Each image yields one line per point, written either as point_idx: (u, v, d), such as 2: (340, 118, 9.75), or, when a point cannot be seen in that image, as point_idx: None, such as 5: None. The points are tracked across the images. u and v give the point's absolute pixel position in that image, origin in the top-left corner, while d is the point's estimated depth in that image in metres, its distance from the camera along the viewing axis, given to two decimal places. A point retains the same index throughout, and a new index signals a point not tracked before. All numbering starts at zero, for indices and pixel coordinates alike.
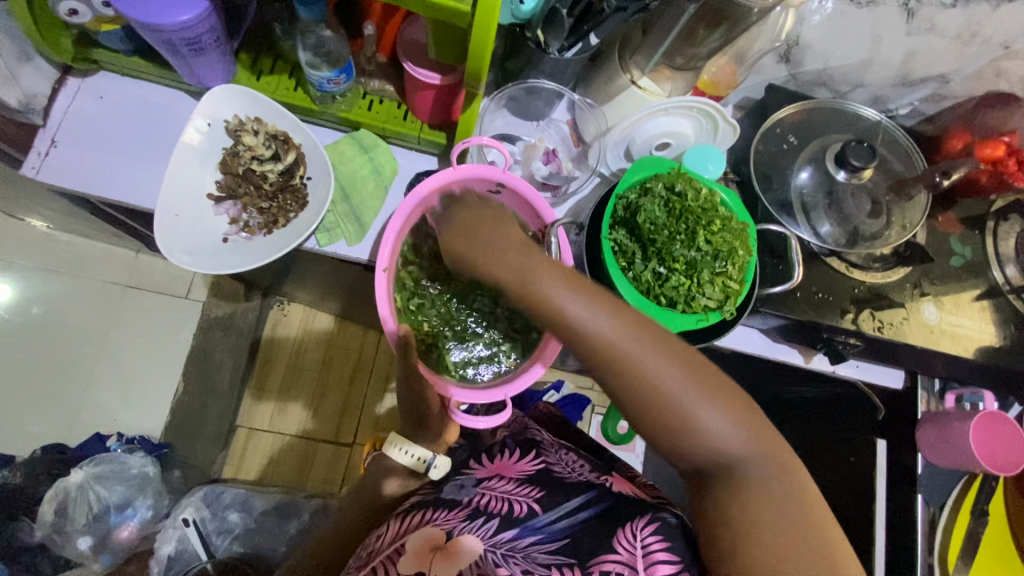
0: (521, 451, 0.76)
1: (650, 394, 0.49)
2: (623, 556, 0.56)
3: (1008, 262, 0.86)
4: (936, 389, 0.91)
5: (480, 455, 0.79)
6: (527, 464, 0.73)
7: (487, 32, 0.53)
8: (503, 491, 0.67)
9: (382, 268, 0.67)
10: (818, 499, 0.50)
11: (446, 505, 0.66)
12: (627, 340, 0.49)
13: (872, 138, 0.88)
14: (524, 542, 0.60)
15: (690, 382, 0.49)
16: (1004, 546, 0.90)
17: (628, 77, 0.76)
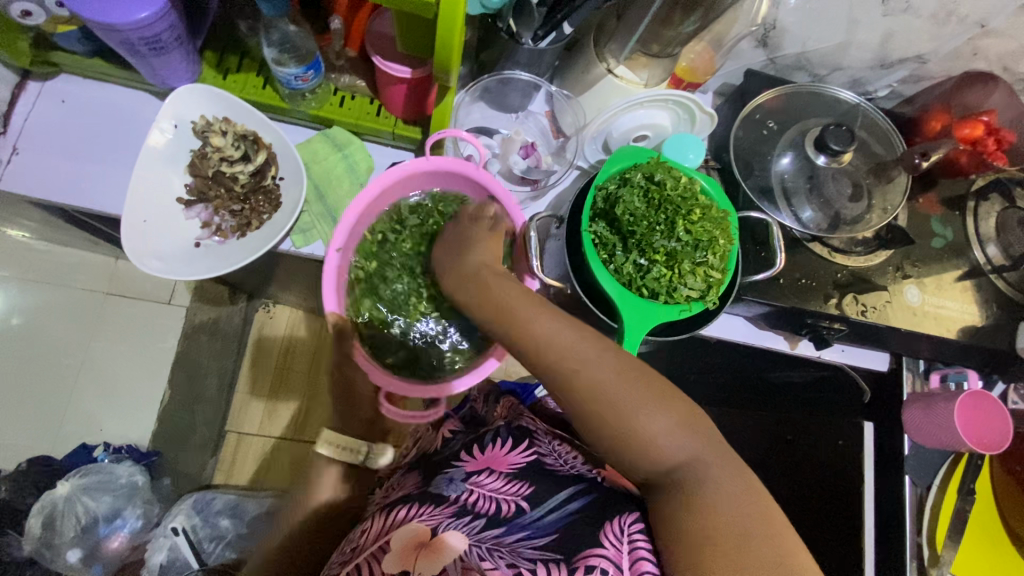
0: (513, 441, 0.72)
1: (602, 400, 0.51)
2: (610, 552, 0.55)
3: (988, 242, 0.87)
4: (920, 368, 0.91)
5: (472, 443, 0.75)
6: (518, 456, 0.70)
7: (453, 23, 0.52)
8: (493, 489, 0.64)
9: (337, 248, 0.66)
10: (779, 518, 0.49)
11: (433, 501, 0.64)
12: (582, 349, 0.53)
13: (852, 120, 0.87)
14: (511, 538, 0.58)
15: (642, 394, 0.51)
16: (991, 522, 0.91)
17: (604, 66, 0.75)
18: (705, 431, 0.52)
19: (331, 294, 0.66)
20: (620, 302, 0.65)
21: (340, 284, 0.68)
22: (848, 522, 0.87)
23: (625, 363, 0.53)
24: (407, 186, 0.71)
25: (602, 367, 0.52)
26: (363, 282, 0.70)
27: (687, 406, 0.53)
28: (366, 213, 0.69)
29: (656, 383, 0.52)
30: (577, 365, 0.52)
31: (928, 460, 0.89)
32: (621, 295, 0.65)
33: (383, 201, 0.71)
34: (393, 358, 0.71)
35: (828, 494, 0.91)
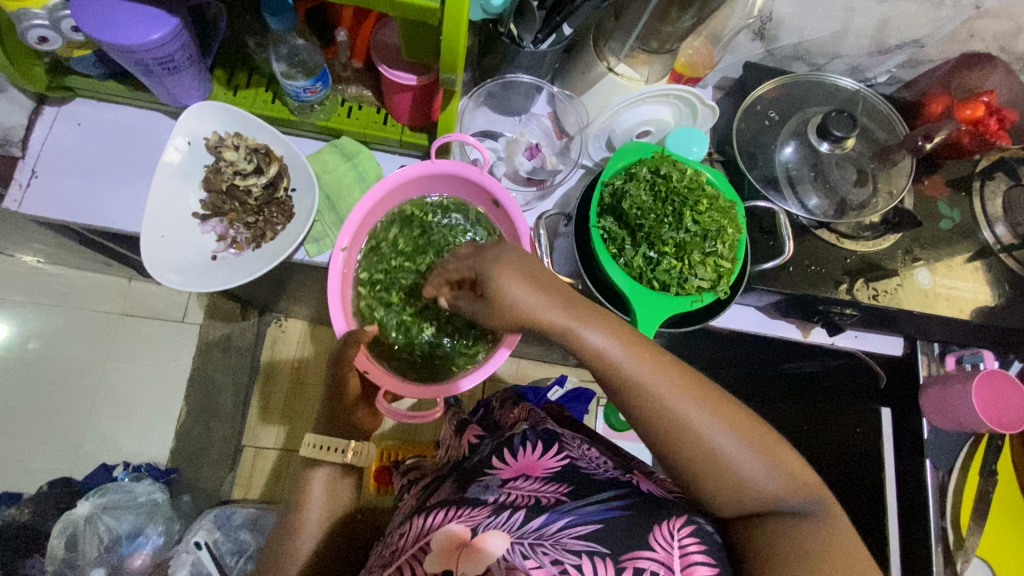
0: (543, 445, 0.72)
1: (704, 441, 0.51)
2: (660, 554, 0.55)
3: (996, 221, 0.88)
4: (935, 352, 0.91)
5: (501, 447, 0.74)
6: (551, 460, 0.70)
7: (459, 28, 0.52)
8: (529, 489, 0.64)
9: (342, 249, 0.65)
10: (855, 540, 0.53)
11: (470, 503, 0.63)
12: (672, 392, 0.51)
13: (853, 107, 0.88)
14: (553, 527, 0.58)
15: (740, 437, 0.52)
16: (1016, 503, 0.90)
17: (604, 65, 0.75)
18: (790, 461, 0.53)
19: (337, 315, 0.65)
20: (630, 294, 0.65)
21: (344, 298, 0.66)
22: (873, 509, 0.87)
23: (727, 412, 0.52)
24: (413, 188, 0.70)
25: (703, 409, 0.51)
26: (382, 249, 0.70)
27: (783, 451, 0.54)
28: (384, 202, 0.69)
29: (748, 422, 0.53)
30: (674, 409, 0.51)
31: (948, 442, 0.89)
32: (632, 288, 0.66)
33: (396, 198, 0.70)
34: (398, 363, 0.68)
35: (852, 481, 0.91)
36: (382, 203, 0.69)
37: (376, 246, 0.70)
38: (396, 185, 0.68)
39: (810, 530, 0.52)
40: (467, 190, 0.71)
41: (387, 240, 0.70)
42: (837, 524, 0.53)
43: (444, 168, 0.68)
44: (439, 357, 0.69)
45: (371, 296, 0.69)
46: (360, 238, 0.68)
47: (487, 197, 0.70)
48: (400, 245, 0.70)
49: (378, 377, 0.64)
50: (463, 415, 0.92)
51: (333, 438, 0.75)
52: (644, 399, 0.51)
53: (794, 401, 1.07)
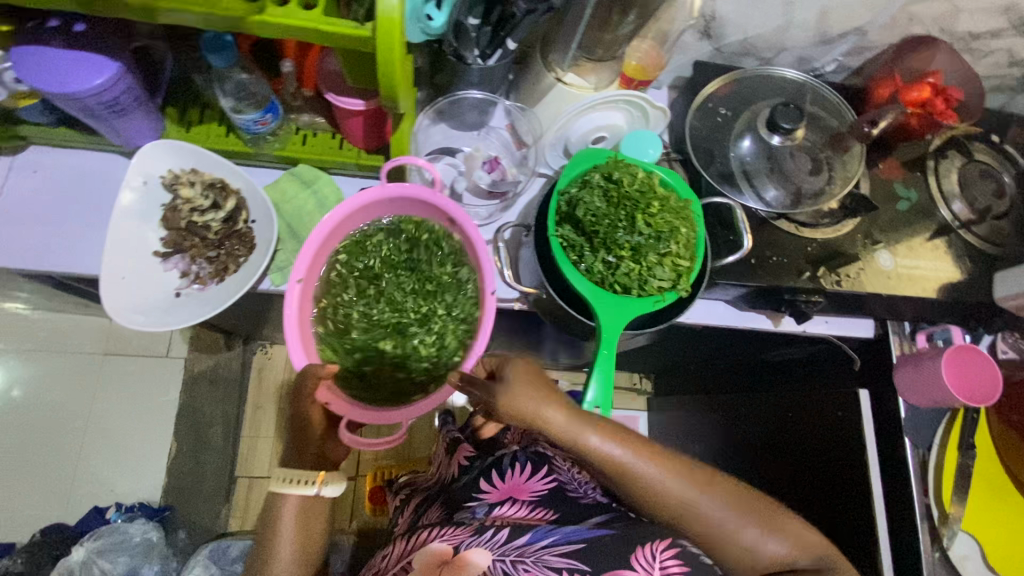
0: (531, 467, 0.74)
1: (709, 528, 0.55)
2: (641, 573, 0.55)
3: (953, 199, 0.89)
4: (907, 330, 0.93)
5: (489, 468, 0.76)
6: (539, 483, 0.72)
7: (392, 55, 0.52)
8: (517, 516, 0.67)
9: (298, 280, 0.65)
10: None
11: (453, 524, 0.65)
12: (677, 490, 0.54)
13: (803, 97, 0.89)
14: (537, 545, 0.59)
15: (743, 518, 0.55)
16: (997, 474, 0.91)
17: (553, 76, 0.76)
18: (799, 531, 0.57)
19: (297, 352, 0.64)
20: (593, 302, 0.66)
21: (305, 335, 0.66)
22: (859, 492, 0.88)
23: (728, 492, 0.55)
24: (368, 212, 0.71)
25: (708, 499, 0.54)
26: (346, 275, 0.71)
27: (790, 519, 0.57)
28: (343, 227, 0.70)
29: (752, 502, 0.56)
30: (684, 504, 0.54)
31: (926, 420, 0.90)
32: (594, 293, 0.67)
33: (353, 222, 0.71)
34: (362, 391, 0.68)
35: (836, 465, 0.92)
36: (340, 229, 0.69)
37: (339, 272, 0.70)
38: (355, 209, 0.68)
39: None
40: (424, 212, 0.72)
41: (349, 265, 0.71)
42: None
43: (400, 191, 0.69)
44: (408, 382, 0.69)
45: (335, 325, 0.70)
46: (317, 268, 0.68)
47: (440, 216, 0.71)
48: (361, 270, 0.71)
49: (343, 408, 0.64)
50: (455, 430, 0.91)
51: (301, 470, 0.68)
52: (655, 501, 0.55)
53: (772, 395, 1.07)
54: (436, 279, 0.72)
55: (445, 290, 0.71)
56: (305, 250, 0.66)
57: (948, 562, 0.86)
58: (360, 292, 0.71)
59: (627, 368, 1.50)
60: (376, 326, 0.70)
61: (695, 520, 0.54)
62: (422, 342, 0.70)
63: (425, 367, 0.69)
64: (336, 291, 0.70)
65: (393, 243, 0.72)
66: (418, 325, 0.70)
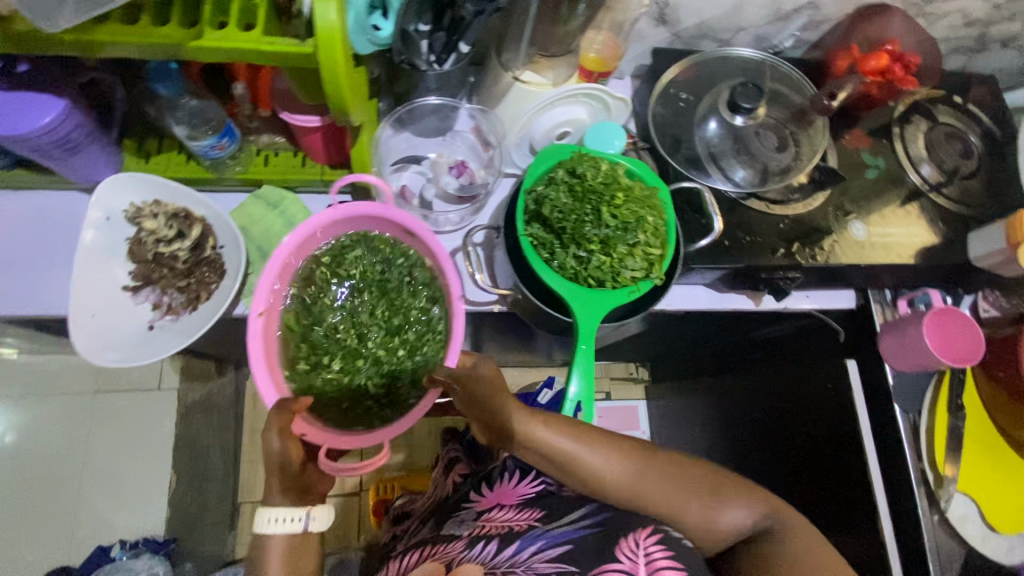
0: (520, 473, 0.75)
1: (665, 503, 0.59)
2: (626, 565, 0.55)
3: (921, 163, 0.90)
4: (888, 298, 0.93)
5: (481, 483, 0.79)
6: (527, 486, 0.72)
7: (337, 68, 0.51)
8: (504, 519, 0.68)
9: (258, 312, 0.65)
10: (830, 557, 0.58)
11: (446, 540, 0.69)
12: (626, 472, 0.59)
13: (762, 76, 0.89)
14: (524, 554, 0.60)
15: (693, 489, 0.60)
16: (987, 431, 0.92)
17: (510, 75, 0.74)
18: (750, 495, 0.61)
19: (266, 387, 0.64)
20: (569, 299, 0.66)
21: (272, 369, 0.65)
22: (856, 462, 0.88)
23: (674, 468, 0.61)
24: (325, 233, 0.70)
25: (656, 476, 0.59)
26: (315, 292, 0.70)
27: (741, 485, 0.62)
28: (307, 242, 0.69)
29: (700, 475, 0.61)
30: (635, 483, 0.59)
31: (914, 385, 0.91)
32: (568, 289, 0.66)
33: (310, 245, 0.70)
34: (332, 414, 0.67)
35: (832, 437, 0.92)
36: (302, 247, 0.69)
37: (305, 291, 0.70)
38: (323, 225, 0.68)
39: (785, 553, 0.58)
40: (382, 225, 0.72)
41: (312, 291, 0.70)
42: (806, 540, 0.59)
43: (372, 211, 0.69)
44: (377, 405, 0.68)
45: (297, 349, 0.68)
46: (278, 289, 0.67)
47: (400, 229, 0.71)
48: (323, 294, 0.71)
49: (319, 438, 0.63)
50: (454, 448, 0.97)
51: (287, 507, 0.60)
52: (610, 486, 0.59)
53: (766, 376, 1.07)
54: (407, 298, 0.72)
55: (412, 305, 0.71)
56: (262, 281, 0.65)
57: (948, 525, 0.86)
58: (325, 317, 0.70)
59: (620, 358, 1.50)
60: (344, 350, 0.69)
61: (651, 498, 0.59)
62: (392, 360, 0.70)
63: (391, 393, 0.69)
64: (300, 318, 0.69)
65: (363, 257, 0.72)
66: (388, 347, 0.70)
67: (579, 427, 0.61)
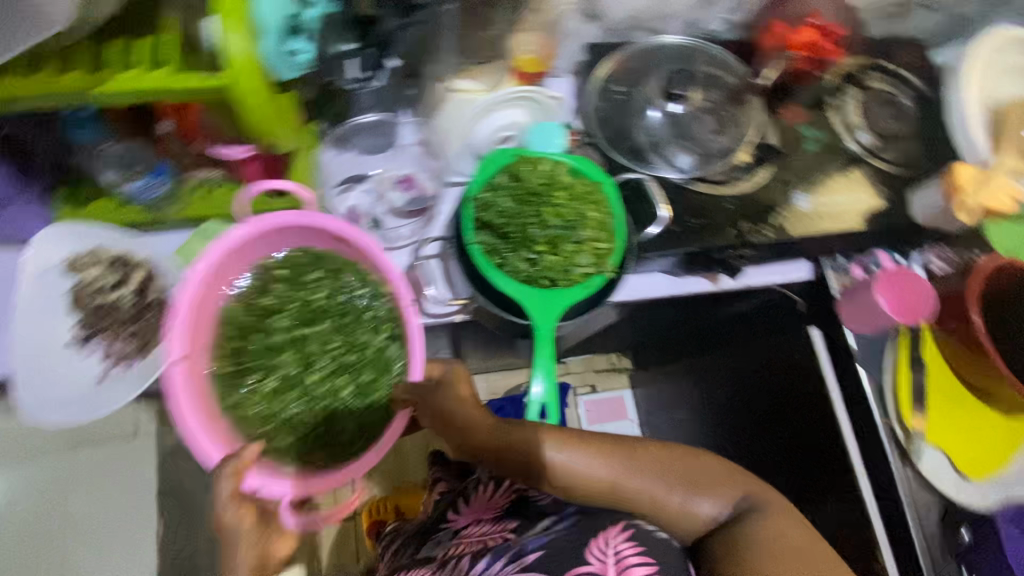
0: (495, 484, 0.78)
1: (642, 495, 0.64)
2: (598, 566, 0.59)
3: (858, 131, 0.92)
4: (842, 263, 0.93)
5: (457, 499, 0.82)
6: (501, 497, 0.76)
7: (254, 94, 0.52)
8: (479, 533, 0.72)
9: (176, 359, 0.61)
10: (808, 539, 0.61)
11: (425, 562, 0.73)
12: (605, 468, 0.65)
13: (693, 62, 0.91)
14: (496, 566, 0.64)
15: (671, 483, 0.64)
16: (952, 385, 0.93)
17: (443, 87, 0.80)
18: (724, 485, 0.65)
19: (213, 444, 0.60)
20: (522, 299, 0.66)
21: (204, 416, 0.62)
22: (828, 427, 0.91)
23: (654, 463, 0.65)
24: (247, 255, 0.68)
25: (637, 472, 0.65)
26: (264, 301, 0.70)
27: (717, 476, 0.66)
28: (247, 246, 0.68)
29: (679, 469, 0.65)
30: (614, 478, 0.64)
31: (874, 345, 0.93)
32: (521, 290, 0.66)
33: (231, 271, 0.68)
34: (283, 441, 0.66)
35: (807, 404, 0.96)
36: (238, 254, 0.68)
37: (247, 306, 0.69)
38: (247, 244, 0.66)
39: (760, 537, 0.60)
40: (307, 238, 0.70)
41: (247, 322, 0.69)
42: (781, 524, 0.61)
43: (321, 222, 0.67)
44: (324, 425, 0.68)
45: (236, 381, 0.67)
46: (211, 304, 0.66)
47: (326, 240, 0.69)
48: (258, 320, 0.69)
49: (280, 491, 0.61)
50: (433, 468, 0.97)
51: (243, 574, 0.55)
52: (590, 482, 0.65)
53: (748, 354, 1.07)
54: (364, 326, 0.71)
55: (351, 316, 0.71)
56: (178, 321, 0.62)
57: (922, 479, 0.89)
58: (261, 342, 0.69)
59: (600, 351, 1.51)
60: (286, 373, 0.68)
61: (630, 492, 0.64)
62: (337, 375, 0.69)
63: (330, 433, 0.68)
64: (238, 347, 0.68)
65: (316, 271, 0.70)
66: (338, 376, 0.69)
67: (558, 431, 0.67)
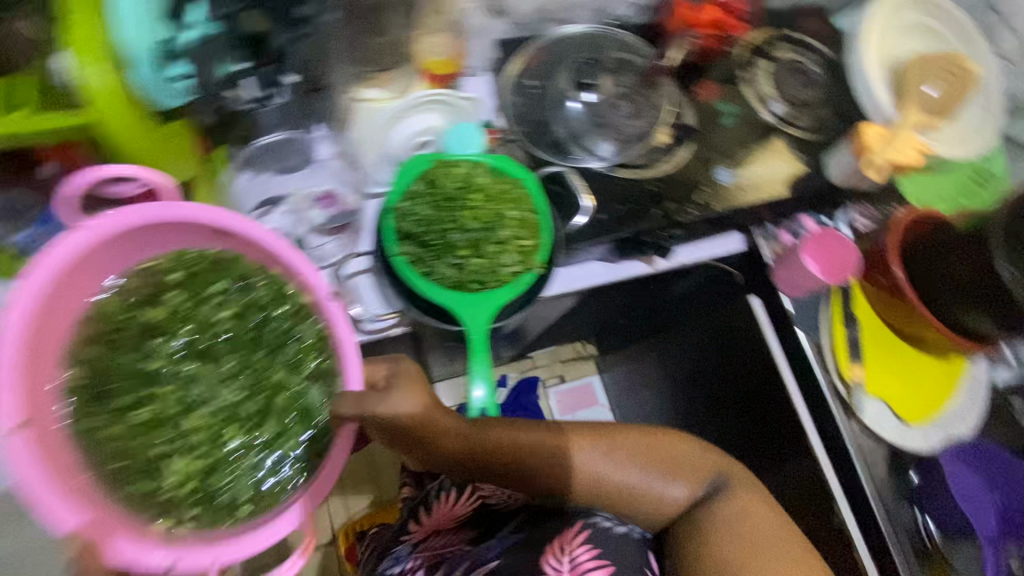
0: (456, 492, 0.78)
1: (620, 483, 0.67)
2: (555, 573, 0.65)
3: (771, 101, 0.94)
4: (771, 230, 0.96)
5: (418, 507, 0.81)
6: (464, 505, 0.79)
7: (122, 121, 0.58)
8: (443, 543, 0.79)
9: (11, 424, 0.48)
10: (769, 515, 0.67)
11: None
12: (589, 454, 0.67)
13: (604, 48, 0.91)
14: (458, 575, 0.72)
15: (649, 470, 0.68)
16: (886, 338, 0.97)
17: (350, 94, 0.78)
18: (696, 470, 0.70)
19: (69, 512, 0.48)
20: (451, 307, 0.65)
21: (55, 475, 0.49)
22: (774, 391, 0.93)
23: (635, 450, 0.69)
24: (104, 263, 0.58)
25: (619, 459, 0.68)
26: (149, 318, 0.61)
27: (691, 462, 0.70)
28: (119, 251, 0.59)
29: (657, 456, 0.69)
30: (597, 467, 0.67)
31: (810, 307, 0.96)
32: (450, 298, 0.65)
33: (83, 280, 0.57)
34: (177, 492, 0.57)
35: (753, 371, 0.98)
36: (103, 261, 0.58)
37: (115, 329, 0.60)
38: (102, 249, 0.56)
39: (725, 518, 0.66)
40: (182, 237, 0.61)
41: (126, 352, 0.60)
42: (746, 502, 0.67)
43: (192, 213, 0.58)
44: (229, 470, 0.60)
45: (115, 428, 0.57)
46: (56, 325, 0.55)
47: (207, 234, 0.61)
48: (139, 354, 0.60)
49: (194, 565, 0.52)
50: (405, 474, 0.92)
51: None
52: (567, 473, 0.67)
53: (699, 328, 1.09)
54: (276, 361, 0.64)
55: (264, 346, 0.64)
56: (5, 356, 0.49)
57: (867, 429, 0.93)
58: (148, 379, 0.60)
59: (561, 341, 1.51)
60: (184, 415, 0.60)
61: (611, 480, 0.67)
62: (248, 412, 0.62)
63: (221, 487, 0.59)
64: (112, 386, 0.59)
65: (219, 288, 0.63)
66: (244, 419, 0.62)
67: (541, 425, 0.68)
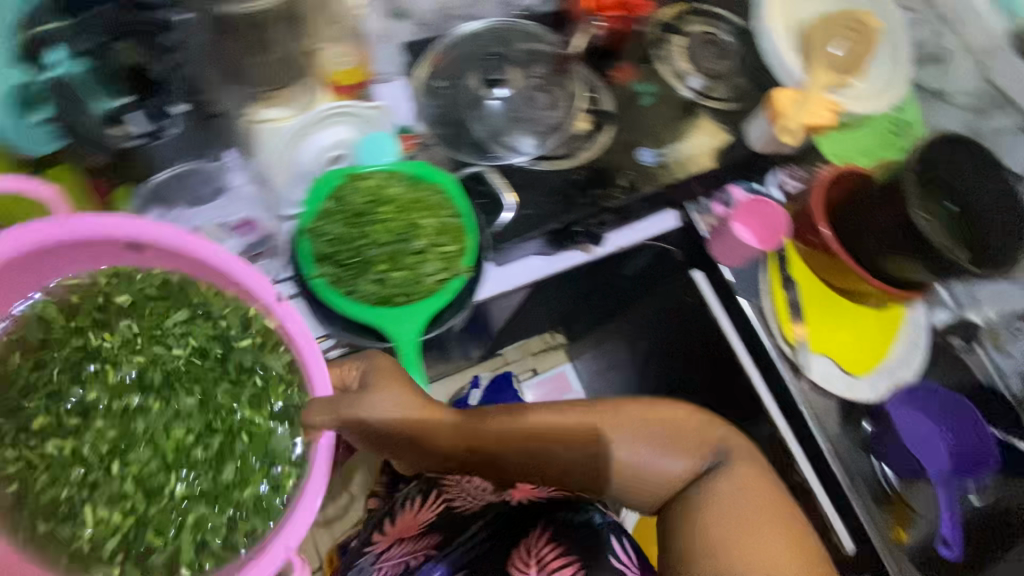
0: (422, 499, 0.78)
1: (619, 458, 0.64)
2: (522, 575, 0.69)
3: (688, 76, 0.94)
4: (705, 203, 0.94)
5: (382, 517, 0.80)
6: (427, 511, 0.78)
7: None
8: (405, 551, 0.77)
9: None
10: (768, 484, 0.64)
11: None
12: (593, 426, 0.64)
13: (515, 41, 0.90)
14: None
15: (653, 443, 0.65)
16: (828, 294, 0.98)
17: (246, 117, 0.75)
18: (697, 442, 0.66)
19: None
20: (379, 324, 0.64)
21: None
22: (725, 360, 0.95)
23: (639, 420, 0.65)
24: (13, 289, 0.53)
25: (622, 432, 0.65)
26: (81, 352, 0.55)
27: (695, 433, 0.66)
28: (27, 270, 0.53)
29: (660, 427, 0.66)
30: (598, 440, 0.64)
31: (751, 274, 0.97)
32: (375, 315, 0.64)
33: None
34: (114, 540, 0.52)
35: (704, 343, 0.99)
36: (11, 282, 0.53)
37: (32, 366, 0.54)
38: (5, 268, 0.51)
39: (728, 492, 0.62)
40: (104, 256, 0.56)
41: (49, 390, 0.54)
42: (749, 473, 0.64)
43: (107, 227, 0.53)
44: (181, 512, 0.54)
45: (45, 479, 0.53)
46: None
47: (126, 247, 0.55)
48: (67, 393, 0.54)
49: None
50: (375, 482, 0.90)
51: None
52: (560, 451, 0.64)
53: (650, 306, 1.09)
54: (239, 398, 0.57)
55: (220, 373, 0.57)
56: None
57: (816, 386, 0.95)
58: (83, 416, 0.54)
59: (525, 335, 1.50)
60: (125, 455, 0.54)
61: (611, 454, 0.64)
62: (206, 448, 0.55)
63: (170, 531, 0.54)
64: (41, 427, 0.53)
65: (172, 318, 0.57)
66: (200, 465, 0.55)
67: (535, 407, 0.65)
